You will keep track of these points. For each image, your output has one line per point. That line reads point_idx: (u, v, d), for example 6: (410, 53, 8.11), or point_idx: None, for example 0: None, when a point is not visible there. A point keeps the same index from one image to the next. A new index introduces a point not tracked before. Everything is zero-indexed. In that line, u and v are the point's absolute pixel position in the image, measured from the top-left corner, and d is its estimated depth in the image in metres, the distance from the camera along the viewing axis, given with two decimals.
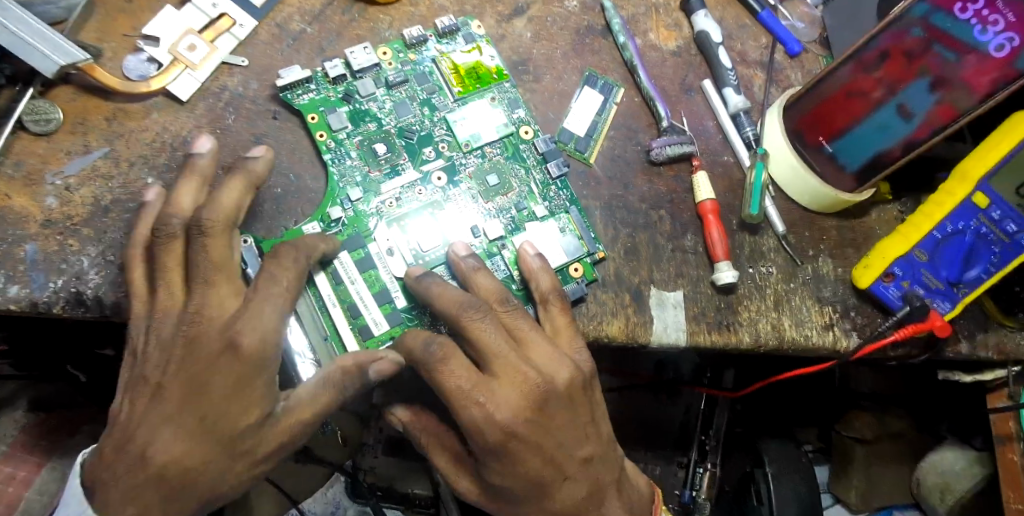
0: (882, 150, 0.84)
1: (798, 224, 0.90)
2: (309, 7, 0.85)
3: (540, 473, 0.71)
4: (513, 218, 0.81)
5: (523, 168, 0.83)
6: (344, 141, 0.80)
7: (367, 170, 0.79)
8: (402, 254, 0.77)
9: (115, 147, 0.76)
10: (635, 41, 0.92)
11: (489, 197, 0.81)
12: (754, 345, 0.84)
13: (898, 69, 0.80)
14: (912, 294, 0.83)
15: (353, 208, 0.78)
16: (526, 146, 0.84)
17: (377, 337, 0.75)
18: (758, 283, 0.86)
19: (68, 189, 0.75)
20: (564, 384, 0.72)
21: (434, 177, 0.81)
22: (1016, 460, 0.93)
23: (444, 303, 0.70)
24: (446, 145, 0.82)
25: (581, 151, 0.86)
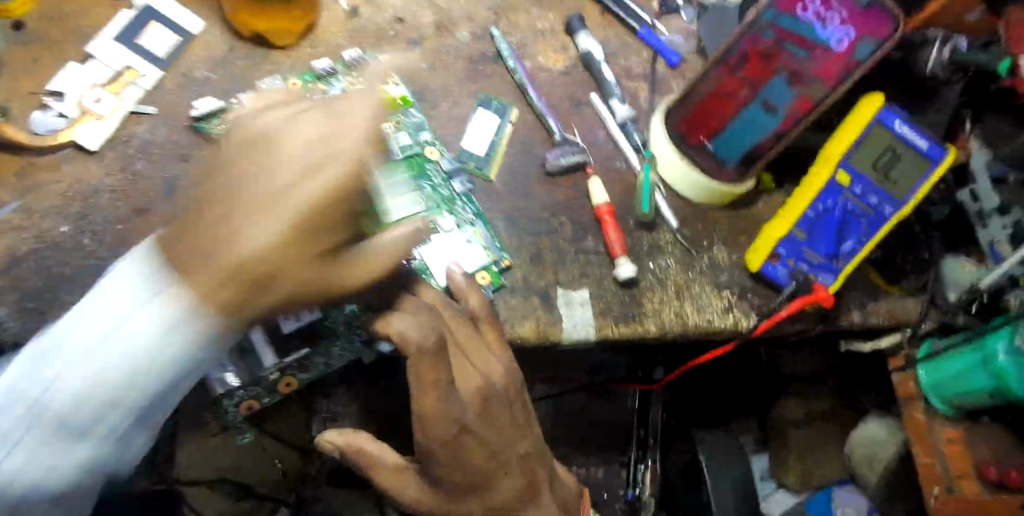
0: (755, 144, 0.92)
1: (691, 218, 0.98)
2: (212, 55, 0.89)
3: (485, 464, 0.74)
4: (421, 232, 0.87)
5: (429, 186, 0.89)
6: None
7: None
8: None
9: (26, 201, 0.79)
10: (523, 64, 0.99)
11: (398, 214, 0.87)
12: (661, 332, 0.90)
13: (757, 69, 0.89)
14: (797, 270, 0.91)
15: None
16: (433, 166, 0.90)
17: (290, 352, 0.80)
18: (660, 276, 0.93)
19: None
20: (501, 379, 0.78)
21: None
22: (920, 416, 1.01)
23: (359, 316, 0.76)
24: None
25: (481, 169, 0.92)
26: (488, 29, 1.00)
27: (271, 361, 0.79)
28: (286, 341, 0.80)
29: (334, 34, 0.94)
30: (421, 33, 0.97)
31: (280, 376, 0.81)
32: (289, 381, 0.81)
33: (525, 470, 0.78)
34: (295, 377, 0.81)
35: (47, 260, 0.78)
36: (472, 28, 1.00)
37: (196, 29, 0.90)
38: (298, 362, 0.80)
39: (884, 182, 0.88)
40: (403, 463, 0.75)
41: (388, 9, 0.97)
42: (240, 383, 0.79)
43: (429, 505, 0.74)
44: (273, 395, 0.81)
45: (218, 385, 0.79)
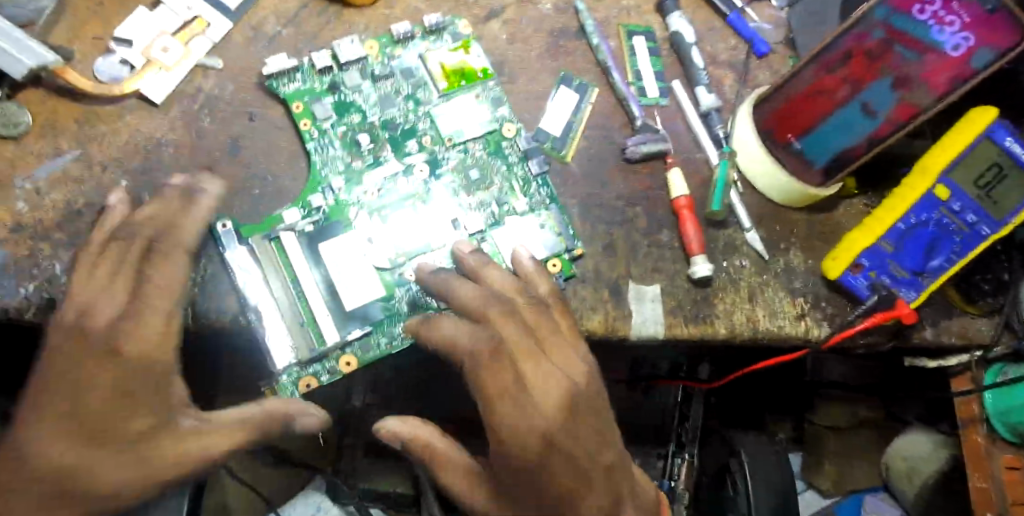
0: (846, 147, 0.86)
1: (768, 218, 0.93)
2: (285, 9, 0.85)
3: (567, 476, 0.66)
4: (493, 213, 0.82)
5: (505, 165, 0.84)
6: (326, 131, 0.81)
7: (353, 160, 0.80)
8: (380, 245, 0.78)
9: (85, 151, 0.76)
10: (607, 43, 0.92)
11: (470, 192, 0.82)
12: (730, 335, 0.86)
13: (860, 68, 0.83)
14: (879, 283, 0.87)
15: (334, 196, 0.79)
16: (509, 143, 0.84)
17: (352, 326, 0.75)
18: (733, 277, 0.89)
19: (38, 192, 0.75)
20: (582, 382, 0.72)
21: (416, 169, 0.81)
22: (979, 440, 0.98)
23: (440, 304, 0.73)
24: (430, 139, 0.83)
25: (558, 150, 0.87)
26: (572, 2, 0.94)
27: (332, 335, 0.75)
28: (349, 316, 0.75)
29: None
30: (503, 2, 0.92)
31: (339, 356, 0.75)
32: (348, 360, 0.75)
33: (610, 487, 0.69)
34: (355, 356, 0.76)
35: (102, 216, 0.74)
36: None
37: None
38: (359, 341, 0.76)
39: (984, 201, 0.84)
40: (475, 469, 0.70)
41: None
42: (302, 357, 0.74)
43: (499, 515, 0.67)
44: (333, 376, 0.75)
45: (279, 361, 0.74)
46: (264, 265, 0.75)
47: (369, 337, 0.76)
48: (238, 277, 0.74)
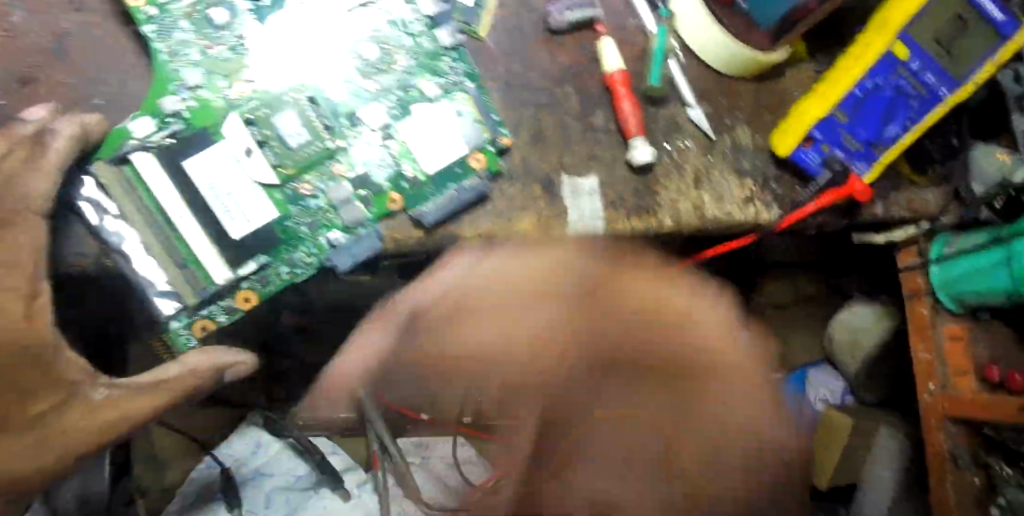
0: (796, 6, 0.74)
1: (714, 91, 0.83)
2: None
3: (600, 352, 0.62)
4: (399, 99, 0.70)
5: (407, 36, 0.71)
6: (171, 10, 0.67)
7: (213, 46, 0.67)
8: (263, 153, 0.66)
9: None
10: None
11: (368, 75, 0.70)
12: (677, 227, 0.80)
13: None
14: (833, 157, 0.80)
15: (194, 96, 0.66)
16: (411, 9, 0.71)
17: (249, 259, 0.66)
18: (678, 161, 0.81)
19: None
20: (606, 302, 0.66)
21: (296, 50, 0.68)
22: (925, 313, 0.96)
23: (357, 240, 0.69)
24: (307, 9, 0.69)
25: (470, 23, 0.75)
26: None
27: (219, 271, 0.65)
28: (241, 246, 0.65)
29: None
30: None
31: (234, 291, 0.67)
32: (246, 296, 0.67)
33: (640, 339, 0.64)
34: (254, 291, 0.67)
35: None
36: None
37: None
38: (258, 273, 0.67)
39: (943, 58, 0.76)
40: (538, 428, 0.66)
41: None
42: (195, 297, 0.65)
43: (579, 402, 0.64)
44: (233, 313, 0.68)
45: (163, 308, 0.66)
46: (118, 193, 0.64)
47: (268, 268, 0.67)
48: (91, 215, 0.64)
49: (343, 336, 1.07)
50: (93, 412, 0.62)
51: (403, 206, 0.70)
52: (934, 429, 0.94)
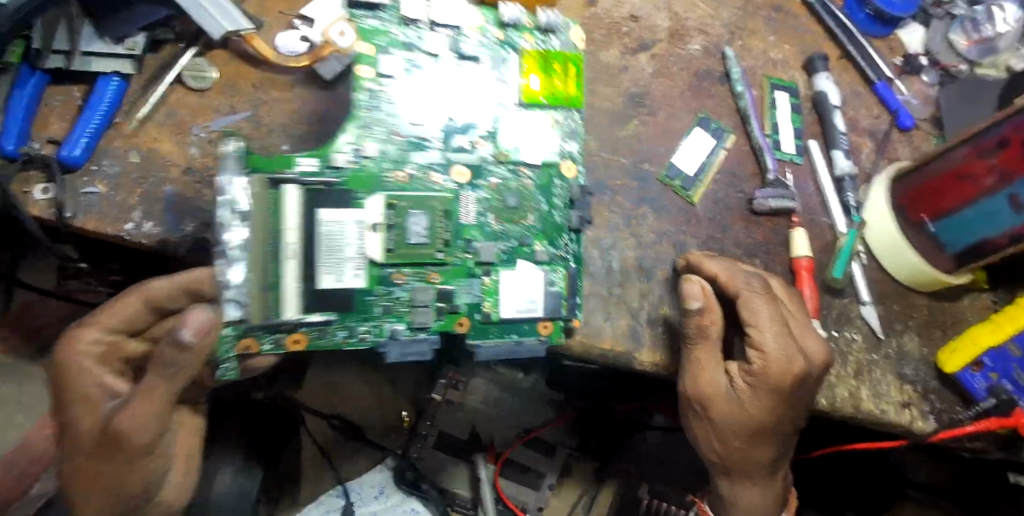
0: (984, 238, 0.81)
1: (889, 297, 0.90)
2: None
3: (726, 411, 0.74)
4: (511, 248, 0.76)
5: (547, 202, 0.79)
6: (384, 85, 0.75)
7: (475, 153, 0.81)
8: (381, 232, 0.71)
9: (257, 113, 0.82)
10: (752, 92, 0.93)
11: (501, 217, 0.77)
12: (829, 408, 0.84)
13: (1013, 160, 0.78)
14: (1000, 387, 0.82)
15: (357, 159, 0.73)
16: (562, 184, 0.80)
17: (318, 310, 0.69)
18: (842, 348, 0.87)
19: (209, 142, 0.80)
20: (765, 421, 0.75)
21: (456, 168, 0.76)
22: None
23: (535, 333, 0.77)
24: (485, 140, 0.78)
25: (686, 189, 0.86)
26: (720, 47, 0.94)
27: (292, 314, 0.68)
28: (320, 297, 0.69)
29: (568, 17, 0.91)
30: (654, 37, 0.92)
31: (292, 330, 0.70)
32: (298, 339, 0.70)
33: (760, 397, 0.74)
34: (307, 337, 0.70)
35: None
36: (705, 43, 0.94)
37: None
38: (319, 325, 0.70)
39: None
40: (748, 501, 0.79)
41: (628, 3, 0.93)
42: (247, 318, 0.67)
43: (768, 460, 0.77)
44: (277, 348, 0.69)
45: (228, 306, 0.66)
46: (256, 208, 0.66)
47: (330, 326, 0.71)
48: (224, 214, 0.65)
49: (484, 417, 1.16)
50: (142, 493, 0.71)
51: (467, 332, 0.75)
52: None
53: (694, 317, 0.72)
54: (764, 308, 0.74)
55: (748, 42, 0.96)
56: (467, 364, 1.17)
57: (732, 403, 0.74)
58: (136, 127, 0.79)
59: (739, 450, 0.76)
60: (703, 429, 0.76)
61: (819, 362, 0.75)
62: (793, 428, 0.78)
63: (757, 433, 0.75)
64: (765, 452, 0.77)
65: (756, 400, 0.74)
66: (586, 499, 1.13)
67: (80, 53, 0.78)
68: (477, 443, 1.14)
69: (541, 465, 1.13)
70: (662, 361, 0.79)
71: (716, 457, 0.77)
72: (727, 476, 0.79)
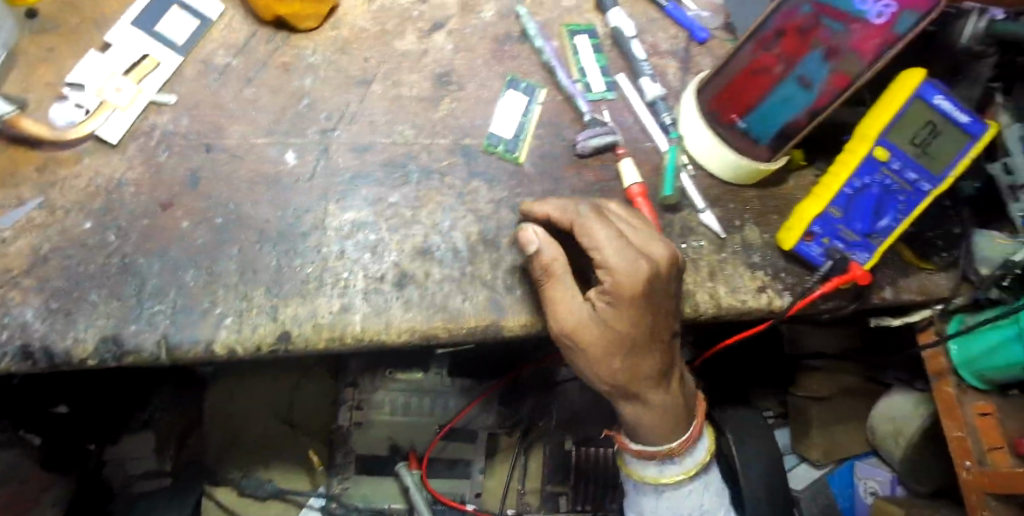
0: (789, 121, 0.91)
1: (723, 198, 0.97)
2: (233, 40, 0.85)
3: (598, 335, 0.73)
4: None
5: None
6: None
7: (296, 176, 0.80)
8: None
9: (48, 197, 0.75)
10: (552, 43, 0.97)
11: None
12: (695, 314, 0.89)
13: (793, 45, 0.90)
14: (833, 249, 0.90)
15: None
16: None
17: None
18: (692, 258, 0.92)
19: (4, 242, 0.73)
20: (637, 332, 0.73)
21: None
22: (950, 391, 1.02)
23: (395, 336, 0.75)
24: None
25: (512, 151, 0.87)
26: (512, 8, 0.96)
27: None
28: None
29: (355, 15, 0.90)
30: (446, 14, 0.93)
31: None
32: None
33: (625, 312, 0.72)
34: None
35: (70, 259, 0.73)
36: (496, 8, 0.96)
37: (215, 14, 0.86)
38: None
39: (921, 157, 0.88)
40: (653, 409, 0.79)
41: None
42: None
43: (655, 367, 0.77)
44: None
45: None
46: None
47: None
48: None
49: (398, 427, 1.15)
50: None
51: None
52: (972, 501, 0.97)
53: (536, 259, 0.74)
54: (601, 229, 0.74)
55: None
56: (367, 380, 1.15)
57: (598, 326, 0.73)
58: None
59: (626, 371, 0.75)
60: (587, 359, 0.74)
61: (670, 263, 0.75)
62: (669, 333, 0.78)
63: (633, 347, 0.74)
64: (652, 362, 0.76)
65: (621, 317, 0.72)
66: (518, 470, 1.18)
67: None
68: (400, 454, 1.15)
69: (468, 453, 1.17)
70: (529, 319, 0.78)
71: (606, 385, 0.76)
72: (626, 395, 0.78)
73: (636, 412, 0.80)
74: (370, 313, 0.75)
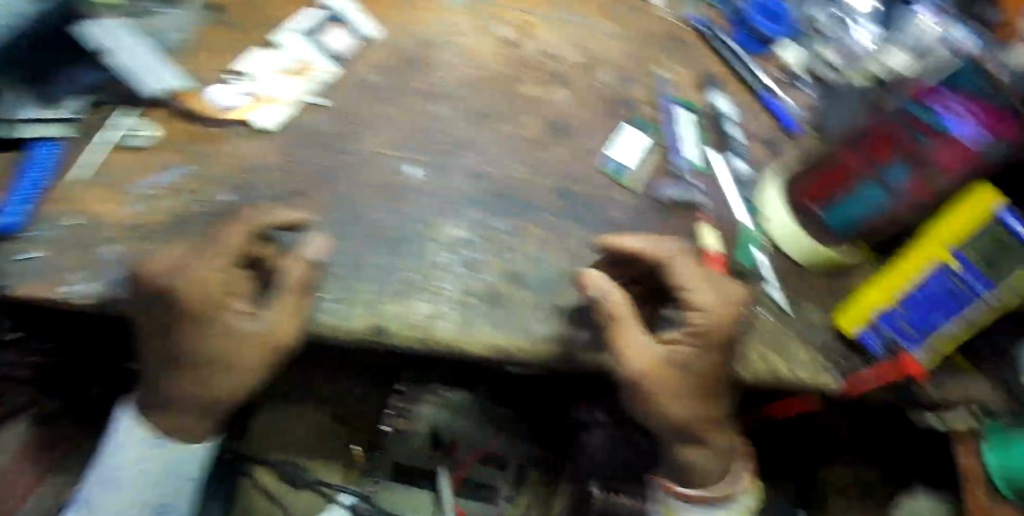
0: (863, 222, 0.96)
1: (791, 278, 1.02)
2: (378, 62, 0.95)
3: None
4: None
5: None
6: None
7: (417, 188, 0.88)
8: None
9: (196, 167, 0.84)
10: (671, 103, 1.05)
11: None
12: (754, 381, 0.92)
13: (879, 150, 0.92)
14: (890, 343, 0.93)
15: None
16: None
17: None
18: (754, 324, 0.96)
19: (154, 197, 0.81)
20: None
21: None
22: (981, 495, 0.95)
23: (481, 343, 0.81)
24: None
25: (622, 176, 0.96)
26: (628, 76, 1.05)
27: None
28: None
29: (488, 59, 0.99)
30: (567, 70, 1.02)
31: None
32: None
33: None
34: None
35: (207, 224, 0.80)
36: (614, 73, 1.04)
37: (369, 38, 0.96)
38: None
39: (988, 271, 0.80)
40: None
41: (541, 43, 1.03)
42: None
43: None
44: None
45: None
46: None
47: None
48: None
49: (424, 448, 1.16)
50: (215, 379, 0.72)
51: None
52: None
53: None
54: None
55: (648, 68, 1.07)
56: (412, 389, 1.16)
57: None
58: (69, 187, 0.79)
59: (717, 311, 0.78)
60: None
61: None
62: None
63: None
64: (684, 411, 0.79)
65: None
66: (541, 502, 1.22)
67: (15, 118, 0.81)
68: (439, 452, 1.16)
69: (495, 479, 1.21)
70: None
71: None
72: None
73: (632, 378, 0.78)
74: (459, 318, 0.82)
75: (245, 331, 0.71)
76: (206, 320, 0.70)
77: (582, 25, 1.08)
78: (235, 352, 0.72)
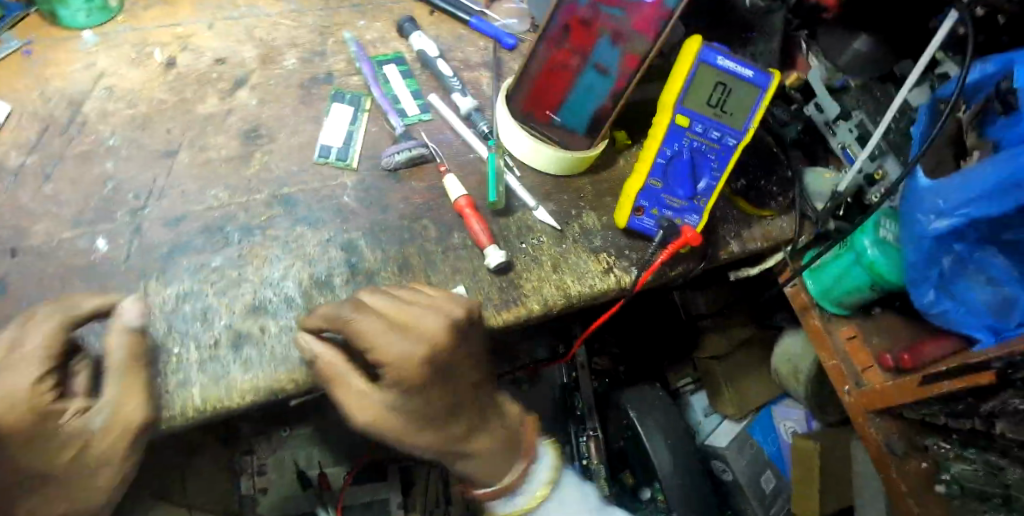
0: (597, 109, 0.95)
1: (558, 191, 0.98)
2: (25, 138, 0.84)
3: None
4: None
5: None
6: None
7: (112, 260, 0.79)
8: None
9: None
10: (370, 64, 0.98)
11: None
12: (546, 309, 0.87)
13: (581, 37, 0.93)
14: (662, 218, 0.93)
15: None
16: None
17: None
18: (533, 254, 0.91)
19: None
20: None
21: None
22: (817, 322, 1.09)
23: (240, 396, 0.75)
24: None
25: (344, 159, 0.91)
26: (316, 51, 0.98)
27: None
28: None
29: (152, 89, 0.90)
30: (246, 69, 0.94)
31: None
32: None
33: None
34: None
35: None
36: (299, 54, 0.97)
37: (0, 115, 0.84)
38: None
39: (722, 116, 0.91)
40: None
41: (208, 50, 0.94)
42: None
43: None
44: None
45: None
46: None
47: None
48: None
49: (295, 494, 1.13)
50: (98, 470, 0.69)
51: None
52: (913, 464, 1.00)
53: None
54: None
55: (337, 35, 1.01)
56: (263, 443, 1.15)
57: None
58: None
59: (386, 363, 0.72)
60: None
61: None
62: None
63: None
64: (429, 441, 0.77)
65: None
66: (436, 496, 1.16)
67: None
68: (313, 490, 1.13)
69: (380, 492, 1.15)
70: None
71: None
72: None
73: (363, 428, 0.75)
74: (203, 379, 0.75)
75: (98, 430, 0.68)
76: (42, 429, 0.65)
77: (251, 16, 0.99)
78: (98, 439, 0.68)
